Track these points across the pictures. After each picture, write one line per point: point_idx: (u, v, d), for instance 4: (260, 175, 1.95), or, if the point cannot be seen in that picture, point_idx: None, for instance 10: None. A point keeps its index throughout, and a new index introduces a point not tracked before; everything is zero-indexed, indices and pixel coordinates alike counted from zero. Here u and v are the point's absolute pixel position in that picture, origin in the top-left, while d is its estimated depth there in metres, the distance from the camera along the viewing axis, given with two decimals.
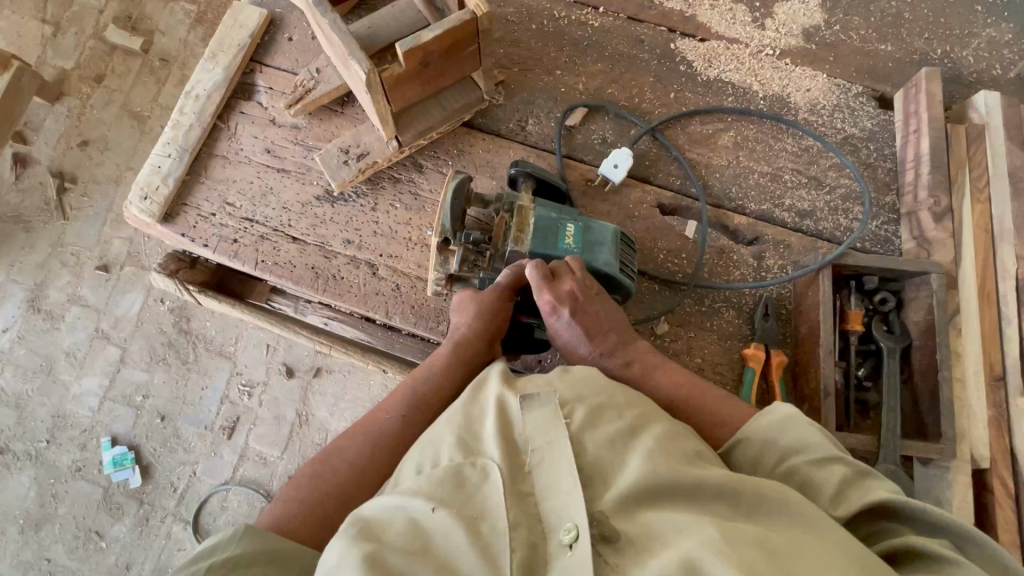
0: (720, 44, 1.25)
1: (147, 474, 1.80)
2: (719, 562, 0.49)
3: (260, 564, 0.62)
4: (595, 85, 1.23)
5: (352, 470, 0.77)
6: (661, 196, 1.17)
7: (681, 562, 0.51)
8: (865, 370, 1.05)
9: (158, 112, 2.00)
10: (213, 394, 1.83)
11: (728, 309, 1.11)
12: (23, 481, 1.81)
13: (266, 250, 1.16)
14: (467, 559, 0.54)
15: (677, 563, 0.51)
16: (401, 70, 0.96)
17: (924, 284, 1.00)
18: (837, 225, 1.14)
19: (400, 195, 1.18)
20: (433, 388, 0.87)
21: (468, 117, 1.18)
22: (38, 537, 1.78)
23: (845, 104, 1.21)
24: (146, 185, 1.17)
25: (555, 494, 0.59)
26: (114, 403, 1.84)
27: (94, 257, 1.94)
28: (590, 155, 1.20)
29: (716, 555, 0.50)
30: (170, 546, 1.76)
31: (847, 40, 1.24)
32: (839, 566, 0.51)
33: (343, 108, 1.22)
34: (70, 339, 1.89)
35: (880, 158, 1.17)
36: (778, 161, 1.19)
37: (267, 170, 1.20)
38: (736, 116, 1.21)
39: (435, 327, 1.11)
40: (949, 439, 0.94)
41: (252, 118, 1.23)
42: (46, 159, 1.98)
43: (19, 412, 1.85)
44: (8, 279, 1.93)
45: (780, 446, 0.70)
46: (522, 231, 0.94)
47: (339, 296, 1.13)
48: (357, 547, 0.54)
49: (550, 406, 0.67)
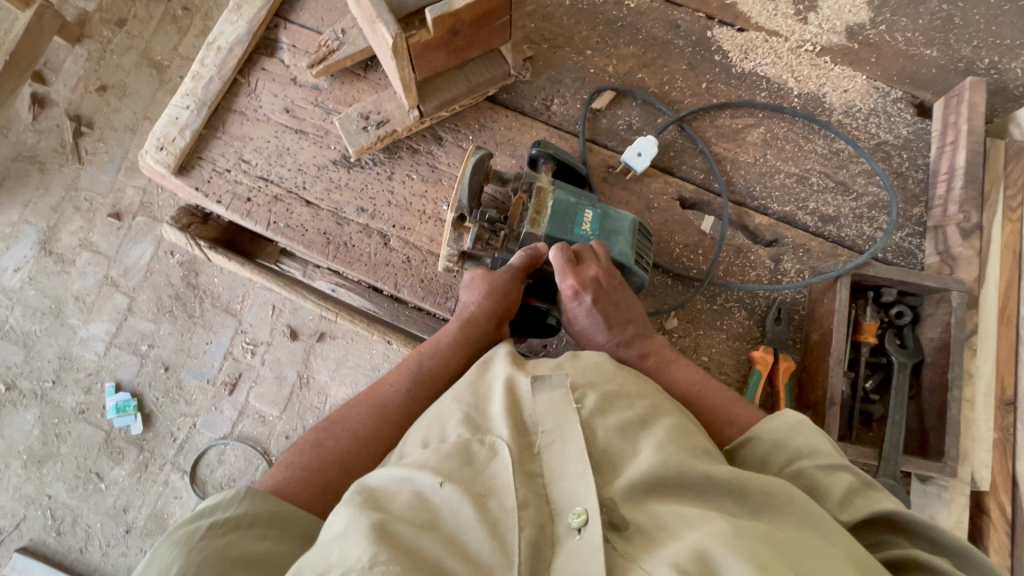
0: (759, 36, 1.21)
1: (149, 422, 1.83)
2: (731, 552, 0.49)
3: (260, 525, 0.63)
4: (625, 69, 1.20)
5: (356, 440, 0.77)
6: (682, 188, 1.15)
7: (692, 552, 0.50)
8: (873, 382, 1.04)
9: (178, 62, 1.97)
10: (216, 349, 1.84)
11: (740, 310, 1.09)
12: (28, 419, 1.85)
13: (279, 211, 1.15)
14: (475, 534, 0.54)
15: (688, 550, 0.50)
16: (428, 37, 0.93)
17: (943, 300, 0.99)
18: (860, 233, 1.12)
19: (417, 166, 1.16)
20: (439, 364, 0.86)
21: (493, 91, 1.15)
22: (40, 473, 1.82)
23: (882, 108, 1.17)
24: (162, 135, 1.15)
25: (564, 477, 0.59)
26: (119, 350, 1.87)
27: (107, 204, 1.94)
28: (614, 140, 1.17)
29: (728, 546, 0.50)
30: (167, 493, 1.80)
31: (891, 42, 1.19)
32: (846, 566, 0.51)
33: (365, 73, 1.20)
34: (80, 283, 1.91)
35: (912, 167, 1.14)
36: (806, 162, 1.15)
37: (285, 131, 1.18)
38: (768, 112, 1.18)
39: (443, 303, 1.10)
40: (952, 458, 0.93)
41: (272, 75, 1.20)
42: (63, 102, 1.97)
43: (27, 350, 1.88)
44: (21, 219, 1.94)
45: (790, 448, 0.69)
46: (539, 213, 0.93)
47: (349, 263, 1.12)
48: (365, 514, 0.54)
49: (560, 389, 0.67)
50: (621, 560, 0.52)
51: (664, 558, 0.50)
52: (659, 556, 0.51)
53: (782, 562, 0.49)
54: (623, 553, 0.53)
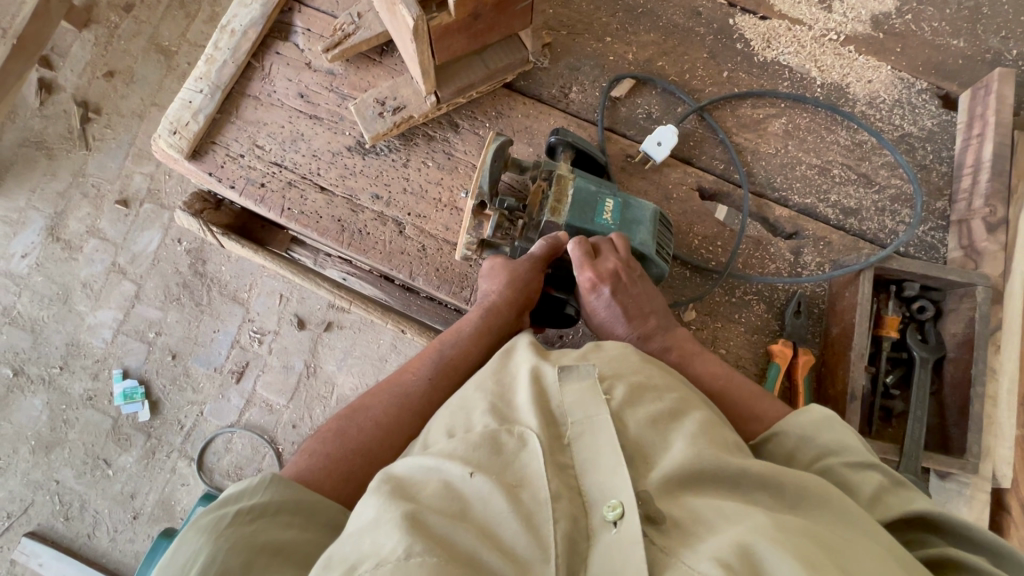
0: (781, 24, 1.19)
1: (157, 409, 1.83)
2: (777, 548, 0.48)
3: (286, 512, 0.62)
4: (645, 57, 1.18)
5: (377, 428, 0.76)
6: (702, 179, 1.13)
7: (735, 547, 0.49)
8: (894, 377, 1.03)
9: (186, 48, 1.95)
10: (224, 338, 1.84)
11: (758, 302, 1.08)
12: (36, 404, 1.85)
13: (293, 197, 1.13)
14: (508, 525, 0.53)
15: (730, 545, 0.49)
16: (449, 20, 0.91)
17: (967, 295, 0.97)
18: (882, 227, 1.10)
19: (433, 153, 1.14)
20: (461, 353, 0.85)
21: (511, 78, 1.14)
22: (48, 458, 1.83)
23: (907, 100, 1.15)
24: (176, 119, 1.14)
25: (597, 469, 0.58)
26: (127, 337, 1.86)
27: (114, 190, 1.93)
28: (632, 130, 1.15)
29: (773, 542, 0.49)
30: (174, 480, 1.80)
31: (917, 32, 1.17)
32: (888, 563, 0.50)
33: (381, 58, 1.18)
34: (88, 270, 1.90)
35: (936, 160, 1.12)
36: (828, 153, 1.13)
37: (299, 116, 1.16)
38: (790, 103, 1.16)
39: (458, 293, 1.09)
40: (975, 455, 0.92)
41: (287, 60, 1.19)
42: (71, 87, 1.95)
43: (35, 336, 1.87)
44: (29, 204, 1.93)
45: (818, 444, 0.68)
46: (559, 201, 0.91)
47: (364, 251, 1.11)
48: (395, 504, 0.53)
49: (588, 379, 0.66)
50: (661, 554, 0.51)
51: (707, 553, 0.49)
52: (700, 551, 0.50)
53: (827, 559, 0.48)
54: (662, 547, 0.52)
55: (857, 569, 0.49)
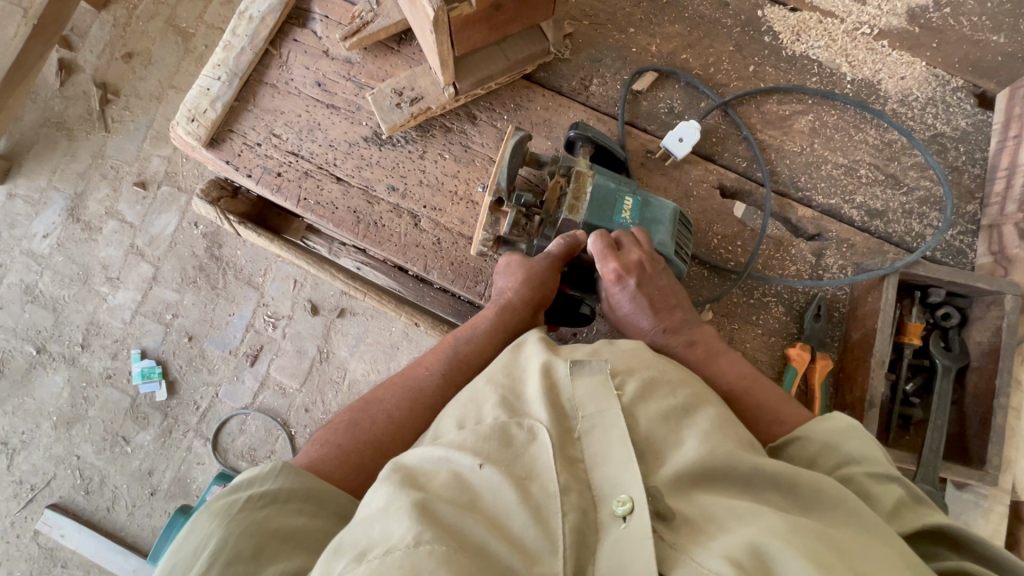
0: (813, 17, 1.15)
1: (174, 389, 1.86)
2: (786, 547, 0.48)
3: (297, 500, 0.63)
4: (669, 49, 1.15)
5: (391, 422, 0.77)
6: (724, 176, 1.11)
7: (745, 545, 0.49)
8: (914, 385, 1.01)
9: (203, 30, 1.95)
10: (239, 321, 1.86)
11: (778, 304, 1.06)
12: (58, 381, 1.89)
13: (309, 187, 1.13)
14: (517, 517, 0.53)
15: (742, 544, 0.49)
16: (470, 12, 0.89)
17: (995, 303, 0.94)
18: (909, 230, 1.07)
19: (450, 145, 1.13)
20: (474, 349, 0.85)
21: (530, 70, 1.12)
22: (70, 434, 1.88)
23: (940, 98, 1.11)
24: (194, 107, 1.14)
25: (607, 464, 0.58)
26: (145, 318, 1.89)
27: (133, 172, 1.94)
28: (653, 124, 1.13)
29: (782, 541, 0.48)
30: (189, 459, 1.84)
31: (955, 26, 1.12)
32: (901, 566, 0.50)
33: (399, 47, 1.16)
34: (106, 251, 1.93)
35: (969, 162, 1.09)
36: (855, 152, 1.10)
37: (316, 105, 1.16)
38: (818, 99, 1.12)
39: (472, 287, 1.09)
40: (994, 466, 0.90)
41: (304, 47, 1.17)
42: (90, 68, 1.96)
43: (56, 315, 1.91)
44: (50, 185, 1.96)
45: (841, 452, 0.68)
46: (578, 198, 0.90)
47: (378, 243, 1.11)
48: (405, 493, 0.53)
49: (600, 374, 0.66)
50: (670, 552, 0.51)
51: (717, 551, 0.49)
52: (710, 548, 0.50)
53: (838, 562, 0.48)
54: (672, 543, 0.52)
55: (866, 570, 0.48)
